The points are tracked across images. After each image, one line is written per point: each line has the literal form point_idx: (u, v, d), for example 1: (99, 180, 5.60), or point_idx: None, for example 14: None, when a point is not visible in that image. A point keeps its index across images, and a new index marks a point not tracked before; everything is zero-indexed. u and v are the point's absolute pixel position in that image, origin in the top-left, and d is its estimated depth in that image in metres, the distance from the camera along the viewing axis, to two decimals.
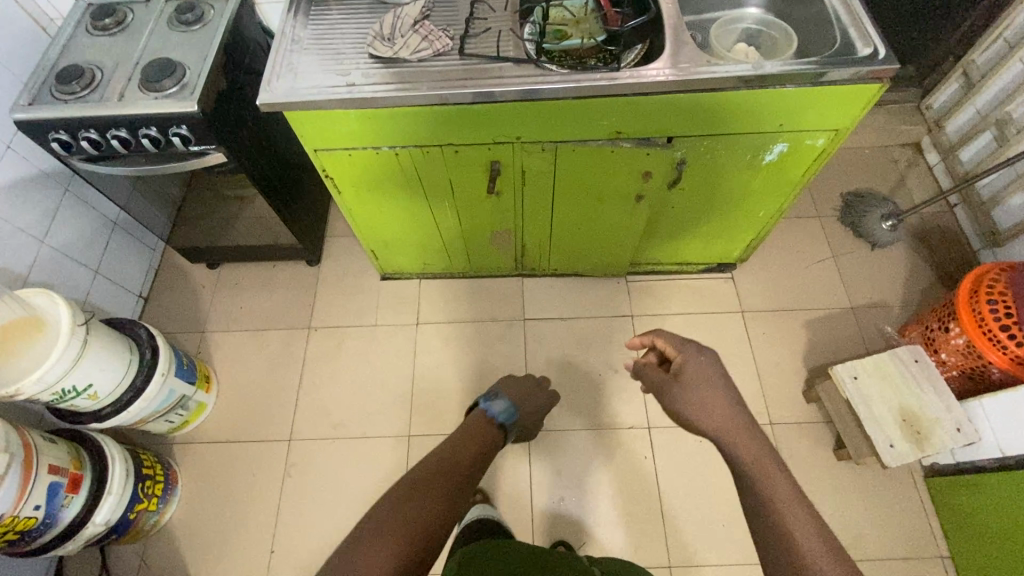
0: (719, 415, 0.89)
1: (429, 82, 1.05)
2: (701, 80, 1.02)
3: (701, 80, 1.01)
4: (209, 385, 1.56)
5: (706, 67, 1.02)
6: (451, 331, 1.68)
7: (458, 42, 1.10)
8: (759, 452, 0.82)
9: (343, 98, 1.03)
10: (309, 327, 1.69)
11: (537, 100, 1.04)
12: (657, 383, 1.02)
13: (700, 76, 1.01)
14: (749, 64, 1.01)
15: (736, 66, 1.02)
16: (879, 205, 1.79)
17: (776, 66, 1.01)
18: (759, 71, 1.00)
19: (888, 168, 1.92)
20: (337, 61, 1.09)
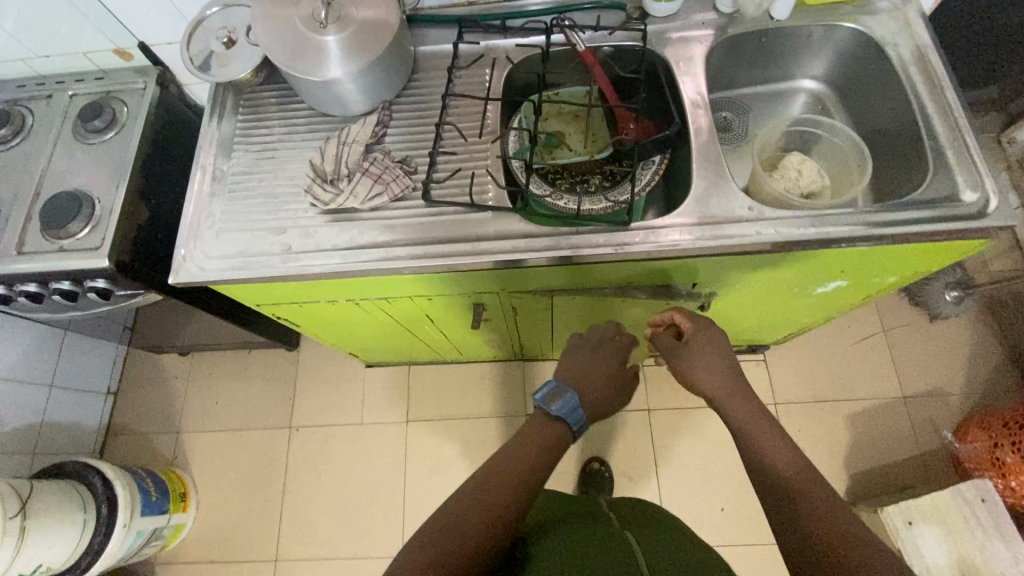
0: (722, 384, 0.79)
1: (385, 245, 0.82)
2: (740, 242, 0.77)
3: (741, 242, 0.76)
4: (186, 503, 1.44)
5: (747, 223, 0.77)
6: (445, 429, 1.52)
7: (422, 179, 0.85)
8: (758, 422, 0.74)
9: (277, 272, 0.82)
10: (290, 427, 1.54)
11: (524, 265, 0.81)
12: (667, 355, 0.85)
13: (740, 236, 0.77)
14: (806, 223, 0.76)
15: (789, 224, 0.76)
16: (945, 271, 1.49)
17: (842, 224, 0.75)
18: (821, 234, 0.75)
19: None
20: (271, 210, 0.86)
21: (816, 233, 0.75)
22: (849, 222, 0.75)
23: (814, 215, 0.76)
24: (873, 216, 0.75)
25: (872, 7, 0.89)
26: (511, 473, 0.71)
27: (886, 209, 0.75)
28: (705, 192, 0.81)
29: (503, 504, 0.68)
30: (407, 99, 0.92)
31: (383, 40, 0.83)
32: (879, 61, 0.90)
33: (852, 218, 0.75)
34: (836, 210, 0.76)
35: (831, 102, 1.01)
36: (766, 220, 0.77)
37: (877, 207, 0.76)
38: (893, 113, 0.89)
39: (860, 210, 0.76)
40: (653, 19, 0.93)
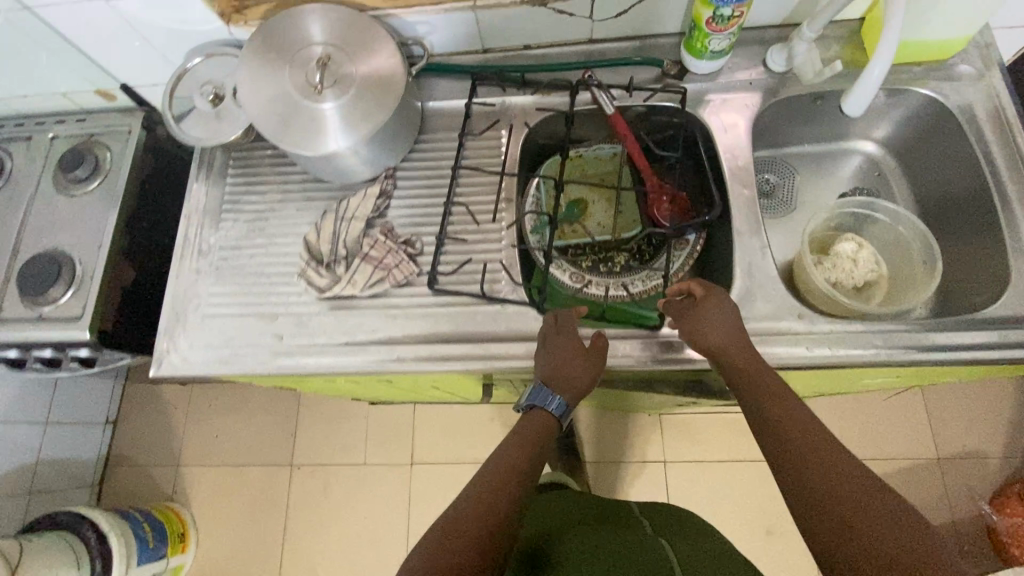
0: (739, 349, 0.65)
1: (384, 341, 0.74)
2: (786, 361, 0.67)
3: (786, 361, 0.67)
4: (185, 542, 1.41)
5: (793, 340, 0.68)
6: (450, 474, 1.46)
7: (427, 265, 0.76)
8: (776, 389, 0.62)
9: (267, 368, 0.74)
10: (292, 465, 1.50)
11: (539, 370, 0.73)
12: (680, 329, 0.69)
13: (785, 355, 0.67)
14: (865, 342, 0.66)
15: (845, 344, 0.66)
16: None
17: (905, 346, 0.65)
18: (881, 358, 0.65)
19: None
20: (261, 294, 0.78)
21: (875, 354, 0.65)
22: (914, 344, 0.65)
23: (873, 332, 0.66)
24: (942, 340, 0.66)
25: (947, 71, 0.77)
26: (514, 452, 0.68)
27: (956, 331, 0.65)
28: (746, 296, 0.71)
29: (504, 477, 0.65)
30: (413, 165, 0.82)
31: (387, 106, 0.73)
32: (950, 135, 0.78)
33: (917, 341, 0.65)
34: (896, 326, 0.66)
35: (888, 167, 0.89)
36: (817, 338, 0.67)
37: (949, 328, 0.66)
38: (961, 195, 0.78)
39: (926, 330, 0.66)
40: (692, 76, 0.82)
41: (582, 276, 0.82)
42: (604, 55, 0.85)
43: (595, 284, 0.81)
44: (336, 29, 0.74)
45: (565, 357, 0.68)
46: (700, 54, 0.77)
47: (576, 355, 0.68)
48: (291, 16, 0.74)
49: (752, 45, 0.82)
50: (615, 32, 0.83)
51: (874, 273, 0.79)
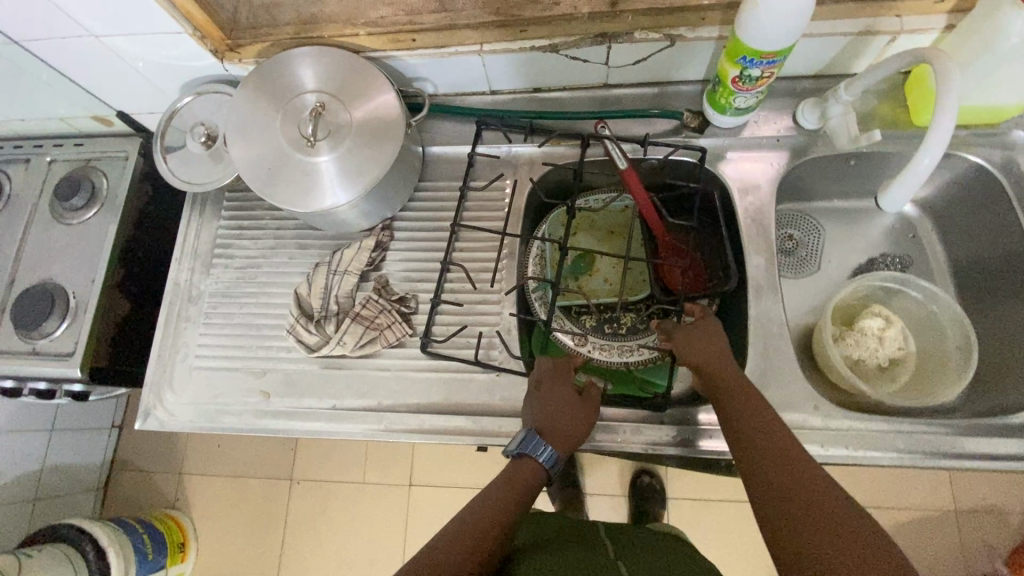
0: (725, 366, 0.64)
1: (374, 408, 0.71)
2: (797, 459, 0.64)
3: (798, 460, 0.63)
4: (184, 552, 1.43)
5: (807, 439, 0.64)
6: (449, 497, 1.45)
7: (422, 328, 0.73)
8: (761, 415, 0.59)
9: (253, 429, 0.72)
10: (292, 480, 1.50)
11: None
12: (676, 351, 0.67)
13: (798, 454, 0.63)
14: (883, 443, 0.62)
15: (860, 444, 0.62)
16: None
17: (922, 453, 0.62)
18: (896, 462, 0.62)
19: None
20: (249, 349, 0.75)
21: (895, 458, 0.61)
22: (932, 451, 0.62)
23: (889, 435, 0.63)
24: (962, 448, 0.62)
25: (1000, 136, 0.70)
26: (495, 495, 0.60)
27: (980, 438, 0.62)
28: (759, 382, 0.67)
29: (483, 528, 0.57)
30: (412, 216, 0.78)
31: (383, 161, 0.68)
32: (994, 208, 0.72)
33: (935, 448, 0.62)
34: (913, 426, 0.63)
35: (924, 229, 0.82)
36: (831, 437, 0.64)
37: (971, 434, 0.63)
38: (1001, 273, 0.72)
39: (945, 437, 0.63)
40: (714, 130, 0.76)
41: (585, 339, 0.77)
42: (620, 102, 0.79)
43: (597, 347, 0.77)
44: (334, 77, 0.70)
45: (558, 403, 0.66)
46: (724, 109, 0.72)
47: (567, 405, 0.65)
48: (287, 62, 0.70)
49: (782, 97, 0.75)
50: (633, 77, 0.77)
51: (899, 356, 0.74)
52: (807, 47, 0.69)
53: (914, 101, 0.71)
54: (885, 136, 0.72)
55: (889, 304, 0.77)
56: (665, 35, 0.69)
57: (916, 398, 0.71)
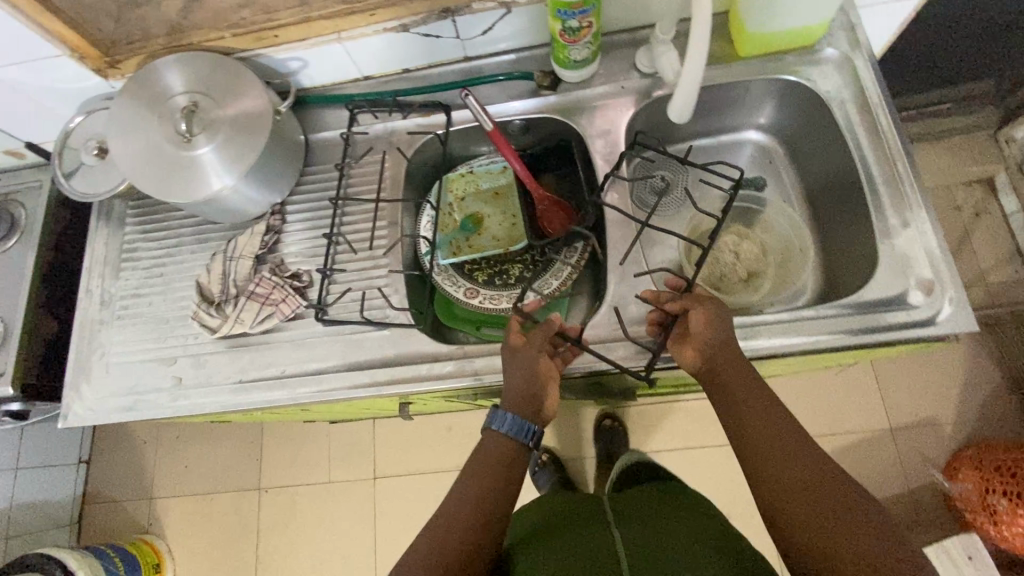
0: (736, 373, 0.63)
1: (278, 377, 0.76)
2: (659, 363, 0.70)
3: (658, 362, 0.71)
4: (160, 572, 1.45)
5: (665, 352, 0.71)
6: (413, 484, 1.48)
7: (315, 298, 0.78)
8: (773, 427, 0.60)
9: (165, 413, 0.76)
10: (259, 489, 1.53)
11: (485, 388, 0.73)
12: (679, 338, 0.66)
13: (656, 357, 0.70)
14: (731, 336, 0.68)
15: None
16: None
17: (772, 337, 0.66)
18: (748, 348, 0.67)
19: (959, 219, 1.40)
20: (159, 339, 0.80)
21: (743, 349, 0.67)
22: (781, 333, 0.67)
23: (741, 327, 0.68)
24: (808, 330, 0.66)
25: (814, 56, 0.77)
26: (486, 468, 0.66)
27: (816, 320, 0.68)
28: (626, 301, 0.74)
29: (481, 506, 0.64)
30: (301, 198, 0.84)
31: (255, 146, 0.75)
32: (823, 118, 0.78)
33: (783, 331, 0.67)
34: (762, 317, 0.68)
35: (778, 154, 0.89)
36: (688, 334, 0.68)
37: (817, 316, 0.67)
38: (837, 177, 0.78)
39: (790, 320, 0.67)
40: (565, 85, 0.83)
41: (476, 291, 0.83)
42: (481, 72, 0.85)
43: (488, 297, 0.83)
44: (201, 78, 0.76)
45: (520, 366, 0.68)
46: (567, 65, 0.79)
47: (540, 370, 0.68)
48: (156, 70, 0.76)
49: (623, 47, 0.82)
50: (488, 48, 0.84)
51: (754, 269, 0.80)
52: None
53: (736, 33, 0.77)
54: (716, 69, 0.79)
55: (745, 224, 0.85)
56: (500, 3, 0.75)
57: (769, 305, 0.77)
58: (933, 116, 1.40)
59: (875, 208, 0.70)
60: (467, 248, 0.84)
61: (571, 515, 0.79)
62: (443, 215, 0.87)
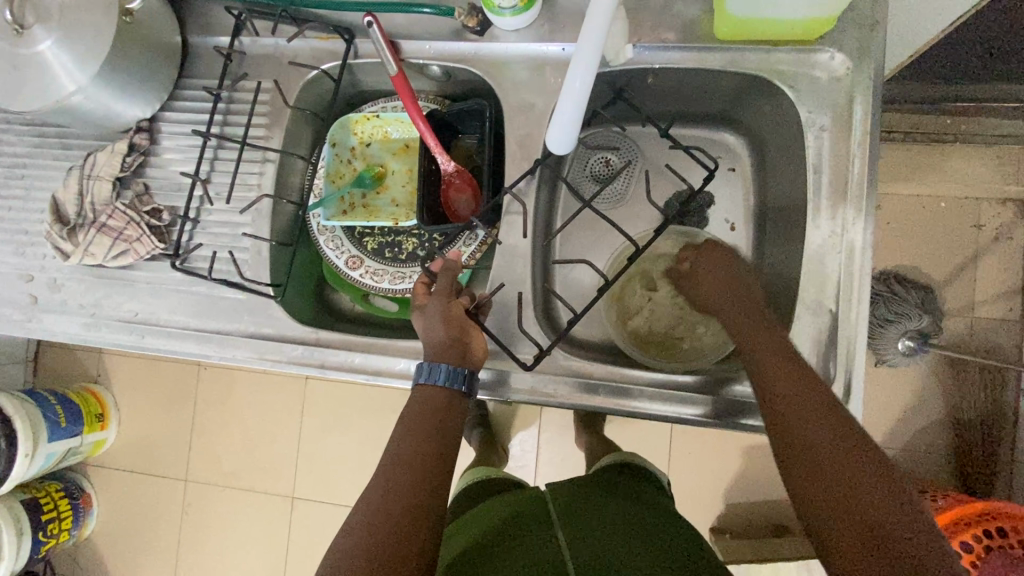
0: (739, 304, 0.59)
1: (129, 321, 0.71)
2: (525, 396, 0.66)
3: (524, 397, 0.65)
4: (105, 421, 1.57)
5: (529, 385, 0.65)
6: (341, 389, 1.53)
7: (174, 242, 0.70)
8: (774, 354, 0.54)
9: (20, 330, 0.74)
10: (199, 364, 1.59)
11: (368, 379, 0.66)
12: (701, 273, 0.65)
13: (527, 392, 0.65)
14: (611, 389, 0.64)
15: (580, 388, 0.64)
16: (912, 314, 1.16)
17: (643, 400, 0.63)
18: (618, 406, 0.64)
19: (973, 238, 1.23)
20: (18, 251, 0.75)
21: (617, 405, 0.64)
22: (658, 399, 0.63)
23: (621, 385, 0.64)
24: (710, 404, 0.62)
25: (808, 59, 0.60)
26: (408, 451, 0.56)
27: (691, 391, 0.62)
28: (508, 327, 0.66)
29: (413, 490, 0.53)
30: (174, 117, 0.72)
31: (95, 52, 0.61)
32: (795, 143, 0.63)
33: (660, 396, 0.63)
34: (644, 376, 0.64)
35: (744, 163, 0.74)
36: (559, 374, 0.65)
37: (697, 390, 0.63)
38: (791, 217, 0.66)
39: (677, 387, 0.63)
40: (498, 31, 0.66)
41: (359, 261, 0.75)
42: None
43: (371, 272, 0.75)
44: None
45: (435, 315, 0.61)
46: (495, 10, 0.62)
47: (458, 314, 0.62)
48: None
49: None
50: None
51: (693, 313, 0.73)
52: None
53: None
54: (682, 47, 0.62)
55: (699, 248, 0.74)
56: None
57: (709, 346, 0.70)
58: (991, 114, 1.16)
59: (806, 275, 0.60)
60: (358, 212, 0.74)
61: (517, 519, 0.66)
62: (338, 163, 0.75)
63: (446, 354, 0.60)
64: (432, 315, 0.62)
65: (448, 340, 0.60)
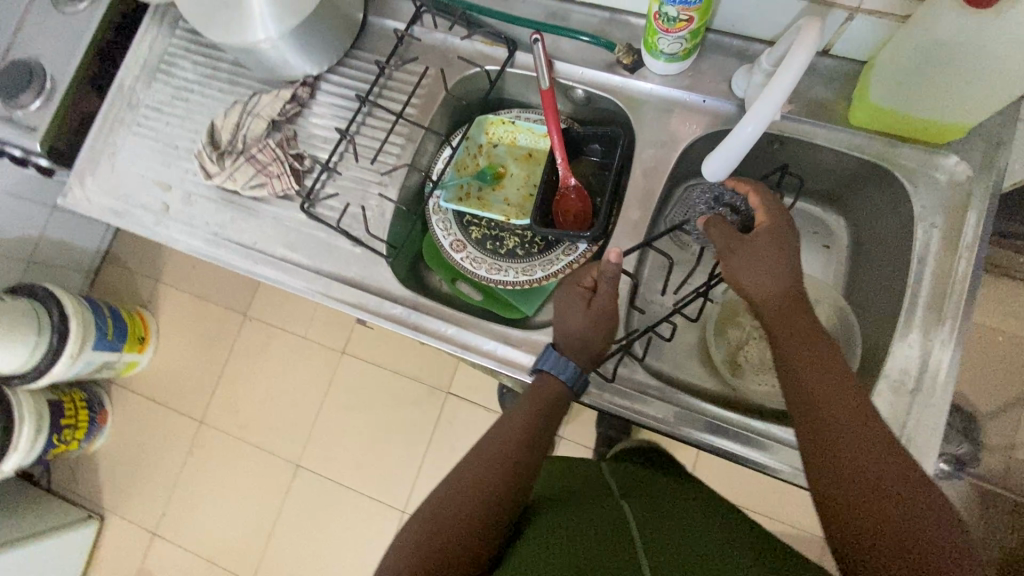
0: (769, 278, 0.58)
1: (247, 247, 0.77)
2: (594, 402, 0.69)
3: (590, 399, 0.68)
4: (143, 345, 1.63)
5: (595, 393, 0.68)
6: (371, 373, 1.56)
7: (308, 187, 0.76)
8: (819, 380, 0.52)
9: (144, 231, 0.80)
10: (245, 316, 1.65)
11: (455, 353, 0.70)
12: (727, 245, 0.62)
13: (603, 401, 0.68)
14: (673, 416, 0.66)
15: (647, 404, 0.67)
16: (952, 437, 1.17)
17: (702, 430, 0.66)
18: (674, 429, 0.66)
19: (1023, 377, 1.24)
20: (163, 163, 0.82)
21: (673, 427, 0.66)
22: (712, 431, 0.66)
23: (685, 410, 0.67)
24: (773, 450, 0.65)
25: (933, 160, 0.64)
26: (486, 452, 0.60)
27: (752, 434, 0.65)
28: None
29: (473, 503, 0.55)
30: (336, 79, 0.80)
31: (302, 10, 0.69)
32: (902, 233, 0.67)
33: (719, 431, 0.66)
34: (705, 408, 0.67)
35: (840, 244, 0.78)
36: (626, 388, 0.68)
37: (755, 432, 0.65)
38: (881, 301, 0.68)
39: (728, 421, 0.66)
40: (646, 72, 0.73)
41: (463, 245, 0.79)
42: (568, 19, 0.75)
43: (471, 257, 0.79)
44: None
45: (578, 317, 0.65)
46: (653, 52, 0.68)
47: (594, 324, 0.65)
48: None
49: (725, 56, 0.71)
50: None
51: None
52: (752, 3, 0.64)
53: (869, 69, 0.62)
54: (815, 124, 0.67)
55: (807, 297, 0.74)
56: None
57: (774, 402, 0.72)
58: None
59: (892, 356, 0.61)
60: (468, 200, 0.80)
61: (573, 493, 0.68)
62: (466, 155, 0.81)
63: (569, 353, 0.65)
64: (576, 313, 0.66)
65: (573, 340, 0.65)
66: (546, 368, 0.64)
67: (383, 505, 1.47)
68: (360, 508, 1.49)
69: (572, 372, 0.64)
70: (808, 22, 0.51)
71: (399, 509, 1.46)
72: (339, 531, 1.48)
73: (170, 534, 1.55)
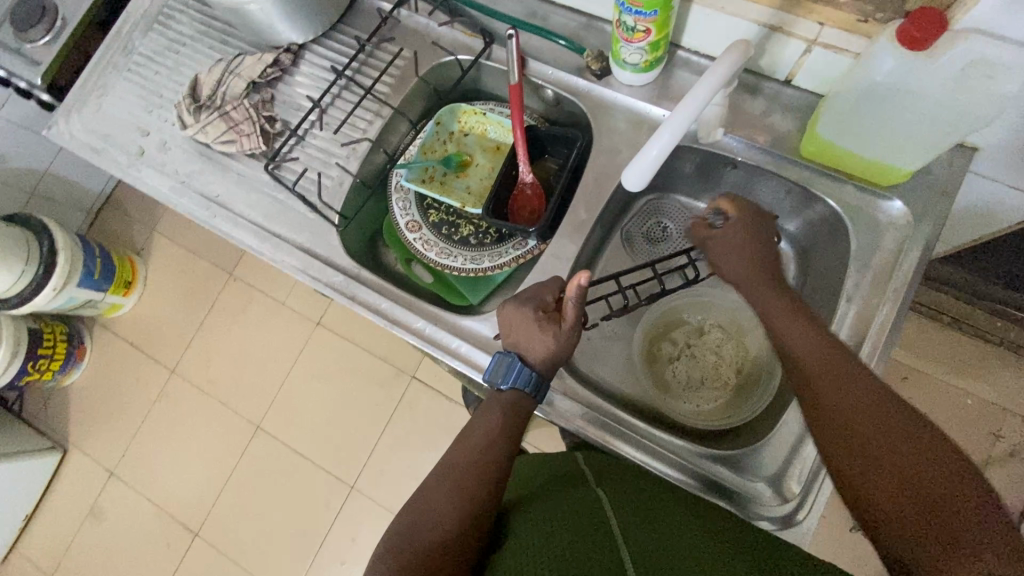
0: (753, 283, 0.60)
1: (209, 199, 0.80)
2: None
3: None
4: (129, 290, 1.67)
5: None
6: (342, 347, 1.58)
7: (275, 149, 0.79)
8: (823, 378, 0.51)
9: (118, 171, 0.83)
10: (230, 275, 1.68)
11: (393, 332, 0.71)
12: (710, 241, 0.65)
13: None
14: (593, 422, 0.67)
15: (569, 407, 0.68)
16: None
17: (619, 440, 0.66)
18: (593, 433, 0.67)
19: (985, 442, 1.21)
20: (145, 110, 0.85)
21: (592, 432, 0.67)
22: (628, 441, 0.66)
23: (606, 419, 0.67)
24: (684, 468, 0.65)
25: (875, 202, 0.65)
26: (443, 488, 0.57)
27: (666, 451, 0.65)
28: None
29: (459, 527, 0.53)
30: (319, 50, 0.82)
31: None
32: (839, 271, 0.67)
33: (637, 443, 0.66)
34: (626, 418, 0.68)
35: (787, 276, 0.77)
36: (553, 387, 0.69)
37: (672, 449, 0.66)
38: None
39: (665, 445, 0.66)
40: (613, 81, 0.74)
41: (418, 227, 0.81)
42: (546, 20, 0.76)
43: (423, 239, 0.81)
44: None
45: (537, 335, 0.63)
46: (619, 62, 0.69)
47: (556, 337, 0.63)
48: None
49: (691, 75, 0.72)
50: None
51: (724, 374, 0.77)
52: (717, 25, 0.65)
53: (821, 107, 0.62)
54: (767, 153, 0.68)
55: None
56: None
57: (696, 421, 0.74)
58: None
59: None
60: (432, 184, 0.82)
61: (546, 484, 0.64)
62: (435, 139, 0.82)
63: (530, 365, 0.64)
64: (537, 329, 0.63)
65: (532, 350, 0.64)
66: (508, 387, 0.62)
67: (334, 477, 1.49)
68: (311, 477, 1.50)
69: (528, 380, 0.62)
70: (733, 46, 0.56)
71: (348, 484, 1.48)
72: (288, 496, 1.50)
73: (126, 475, 1.59)
